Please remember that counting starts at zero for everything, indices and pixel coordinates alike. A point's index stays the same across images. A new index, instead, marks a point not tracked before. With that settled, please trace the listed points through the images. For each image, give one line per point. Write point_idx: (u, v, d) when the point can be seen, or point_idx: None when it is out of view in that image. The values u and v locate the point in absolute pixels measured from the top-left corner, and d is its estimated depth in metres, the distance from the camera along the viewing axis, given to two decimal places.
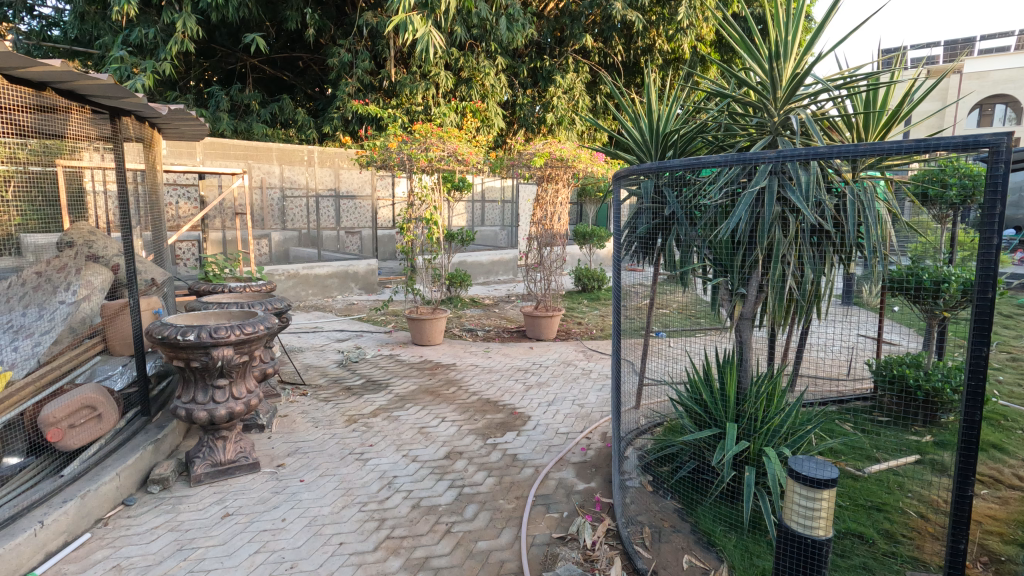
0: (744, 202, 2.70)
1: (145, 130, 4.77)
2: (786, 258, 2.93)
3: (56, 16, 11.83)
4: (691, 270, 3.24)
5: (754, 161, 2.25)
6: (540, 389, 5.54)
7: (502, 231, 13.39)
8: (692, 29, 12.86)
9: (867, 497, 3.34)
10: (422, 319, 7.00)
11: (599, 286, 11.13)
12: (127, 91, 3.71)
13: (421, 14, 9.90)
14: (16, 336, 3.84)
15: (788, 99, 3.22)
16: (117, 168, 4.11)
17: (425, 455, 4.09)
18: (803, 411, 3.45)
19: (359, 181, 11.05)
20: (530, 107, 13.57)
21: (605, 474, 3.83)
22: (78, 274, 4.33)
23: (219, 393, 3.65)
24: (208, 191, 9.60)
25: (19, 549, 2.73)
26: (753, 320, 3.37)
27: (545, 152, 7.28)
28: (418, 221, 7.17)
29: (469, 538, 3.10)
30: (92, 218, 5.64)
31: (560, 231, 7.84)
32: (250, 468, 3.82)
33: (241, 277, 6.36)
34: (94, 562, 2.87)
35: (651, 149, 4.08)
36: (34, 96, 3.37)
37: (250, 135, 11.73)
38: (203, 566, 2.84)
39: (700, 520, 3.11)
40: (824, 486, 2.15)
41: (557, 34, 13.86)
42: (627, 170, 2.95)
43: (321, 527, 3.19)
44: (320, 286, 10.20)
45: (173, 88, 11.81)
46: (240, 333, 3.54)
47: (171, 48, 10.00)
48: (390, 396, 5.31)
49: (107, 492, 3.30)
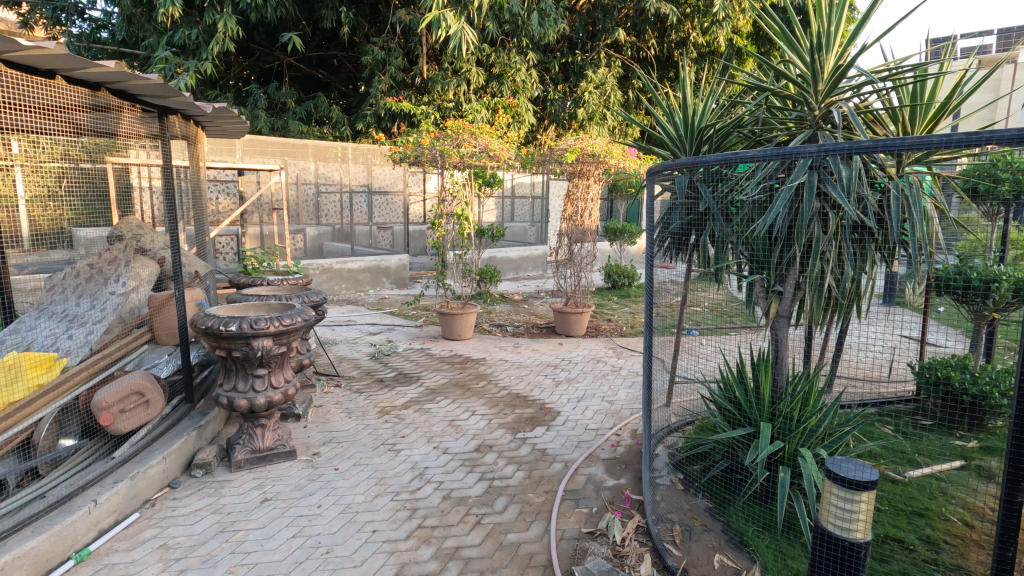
0: (783, 197, 2.64)
1: (189, 128, 4.95)
2: (825, 255, 2.89)
3: (104, 19, 12.33)
4: (725, 266, 3.23)
5: (794, 155, 2.23)
6: (570, 385, 5.55)
7: (532, 228, 13.38)
8: (729, 21, 12.58)
9: (909, 504, 3.22)
10: (452, 315, 7.05)
11: (629, 283, 11.02)
12: (174, 91, 3.84)
13: (454, 11, 10.01)
14: (71, 324, 4.05)
15: (830, 92, 3.13)
16: (164, 165, 4.28)
17: (455, 448, 4.15)
18: (841, 412, 3.38)
19: (392, 177, 11.20)
20: (561, 102, 13.47)
21: (636, 471, 3.81)
22: (127, 266, 4.54)
23: (259, 382, 3.77)
24: (247, 188, 9.91)
25: (74, 526, 2.88)
26: (790, 318, 3.28)
27: (576, 148, 7.25)
28: (449, 217, 7.21)
29: (499, 531, 3.14)
30: (138, 213, 5.87)
31: (591, 227, 7.78)
32: (288, 456, 3.94)
33: (278, 270, 6.53)
34: (143, 541, 3.02)
35: (686, 144, 4.02)
36: (90, 97, 3.55)
37: (286, 132, 12.01)
38: (244, 548, 2.95)
39: (732, 519, 3.08)
40: (863, 489, 2.11)
41: (589, 28, 13.74)
42: (662, 164, 2.95)
43: (356, 514, 3.27)
44: (353, 280, 10.41)
45: (213, 87, 12.18)
46: (279, 325, 3.65)
47: (213, 48, 10.31)
48: (422, 389, 5.40)
49: (154, 475, 3.45)
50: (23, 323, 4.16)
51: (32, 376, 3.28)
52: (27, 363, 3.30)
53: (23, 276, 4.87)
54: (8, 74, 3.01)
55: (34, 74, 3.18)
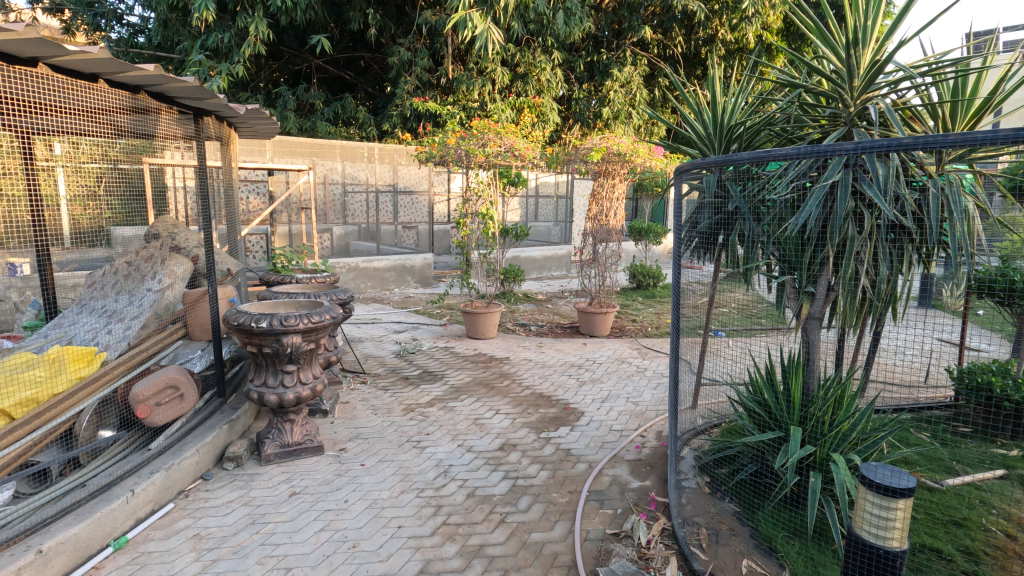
0: (816, 196, 2.58)
1: (222, 129, 5.07)
2: (860, 255, 2.79)
3: (141, 24, 12.74)
4: (755, 267, 3.11)
5: (829, 153, 2.19)
6: (594, 385, 5.52)
7: (556, 227, 13.37)
8: (758, 17, 12.39)
9: (946, 514, 3.11)
10: (476, 314, 7.09)
11: (654, 283, 10.91)
12: (209, 92, 3.94)
13: (480, 11, 10.05)
14: (110, 320, 4.19)
15: (866, 88, 3.05)
16: (199, 165, 4.39)
17: (479, 446, 4.17)
18: (875, 418, 3.28)
19: (417, 177, 11.31)
20: (586, 101, 13.40)
21: (661, 473, 3.78)
22: (163, 264, 4.66)
23: (288, 377, 3.85)
24: (276, 187, 10.12)
25: (113, 514, 2.99)
26: (821, 320, 3.23)
27: (602, 147, 7.20)
28: (474, 216, 7.25)
29: (524, 529, 3.14)
30: (172, 213, 6.03)
31: (616, 227, 7.71)
32: (315, 451, 4.01)
33: (306, 268, 6.66)
34: (177, 530, 3.11)
35: (714, 143, 3.95)
36: (130, 99, 3.67)
37: (314, 133, 12.23)
38: (273, 540, 3.02)
39: (760, 524, 3.02)
40: (899, 496, 2.08)
41: (615, 27, 13.64)
42: (689, 164, 2.94)
43: (381, 509, 3.31)
44: (378, 279, 10.54)
45: (245, 89, 12.45)
46: (308, 322, 3.72)
47: (244, 51, 10.56)
48: (446, 387, 5.44)
49: (187, 467, 3.56)
50: (65, 317, 4.35)
51: (74, 369, 3.43)
52: (69, 356, 3.46)
53: (65, 272, 5.06)
54: (54, 79, 3.13)
55: (78, 78, 3.30)
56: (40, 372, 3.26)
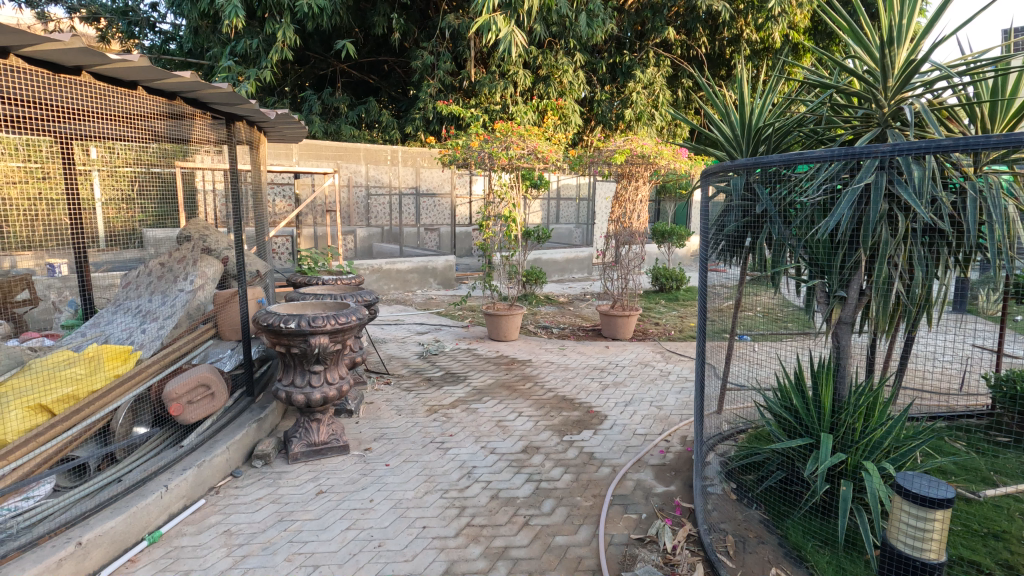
0: (847, 198, 2.53)
1: (252, 133, 5.18)
2: (893, 259, 2.72)
3: (173, 31, 13.10)
4: (783, 271, 3.03)
5: (865, 155, 2.17)
6: (617, 389, 5.49)
7: (578, 229, 13.35)
8: (784, 17, 12.21)
9: (983, 525, 3.02)
10: (498, 315, 7.11)
11: (677, 286, 10.81)
12: (241, 98, 4.04)
13: (504, 14, 10.06)
14: (145, 319, 4.32)
15: (901, 89, 2.98)
16: (230, 168, 4.49)
17: (502, 448, 4.18)
18: (908, 425, 3.20)
19: (439, 179, 11.38)
20: (608, 103, 13.35)
21: (686, 479, 3.74)
22: (195, 266, 4.74)
23: (315, 377, 3.91)
24: (302, 190, 10.30)
25: (148, 508, 3.07)
26: (853, 325, 3.15)
27: (626, 149, 7.15)
28: (497, 219, 7.28)
29: (547, 533, 3.14)
30: (202, 215, 6.18)
31: (639, 229, 7.64)
32: (341, 451, 4.07)
33: (332, 270, 6.76)
34: (209, 526, 3.18)
35: (742, 144, 3.86)
36: (166, 105, 3.77)
37: (339, 136, 12.45)
38: (301, 538, 3.06)
39: (789, 533, 2.96)
40: (938, 507, 2.22)
41: (637, 28, 13.57)
42: (717, 165, 2.90)
43: (406, 510, 3.34)
44: (401, 281, 10.66)
45: (272, 94, 12.72)
46: (335, 323, 3.78)
47: (272, 57, 10.79)
48: (469, 389, 5.46)
49: (218, 464, 3.64)
50: (101, 318, 4.52)
51: (110, 366, 3.52)
52: (106, 354, 3.54)
53: (101, 273, 5.22)
54: (96, 86, 3.24)
55: (117, 84, 3.39)
56: (79, 370, 3.37)
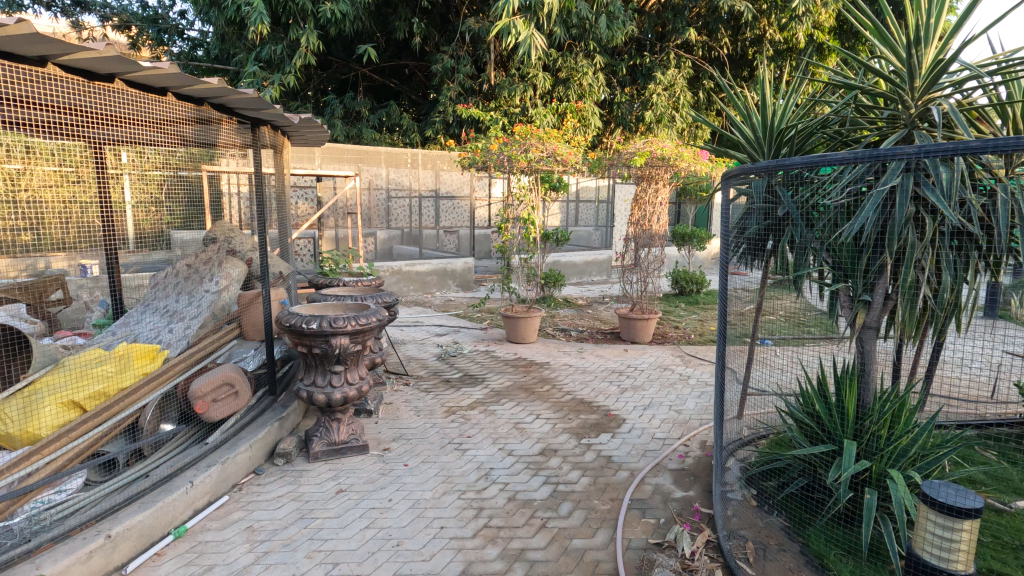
0: (872, 202, 2.48)
1: (276, 137, 5.28)
2: (920, 263, 2.67)
3: (200, 38, 13.42)
4: (805, 274, 2.96)
5: (891, 156, 2.14)
6: (636, 392, 5.45)
7: (597, 232, 13.32)
8: (809, 17, 12.03)
9: (1015, 538, 2.92)
10: (516, 318, 7.12)
11: (698, 289, 10.70)
12: (266, 103, 4.13)
13: (524, 18, 10.07)
14: (172, 319, 4.44)
15: (928, 89, 2.92)
16: (254, 171, 4.58)
17: (520, 450, 4.19)
18: (935, 432, 3.12)
19: (459, 182, 11.42)
20: (628, 105, 13.29)
21: (705, 484, 3.70)
22: (220, 266, 4.83)
23: (336, 378, 3.96)
24: (324, 193, 10.48)
25: (174, 504, 3.15)
26: (878, 330, 3.08)
27: (646, 151, 7.08)
28: (516, 221, 7.32)
29: (565, 535, 3.13)
30: (228, 217, 6.31)
31: (658, 232, 7.58)
32: (360, 450, 4.12)
33: (353, 272, 6.84)
34: (232, 521, 3.25)
35: (764, 147, 3.78)
36: (194, 111, 3.87)
37: (360, 140, 12.63)
38: (321, 535, 3.11)
39: (811, 541, 2.89)
40: (966, 517, 2.24)
41: (658, 29, 13.50)
42: (737, 168, 2.87)
43: (424, 510, 3.37)
44: (420, 283, 10.75)
45: (295, 98, 12.96)
46: (356, 324, 3.83)
47: (296, 62, 10.98)
48: (487, 391, 5.49)
49: (241, 461, 3.72)
50: (131, 317, 4.65)
51: (139, 365, 3.62)
52: (135, 352, 3.65)
53: (130, 273, 5.38)
54: (128, 93, 3.35)
55: (148, 91, 3.50)
56: (110, 367, 3.47)
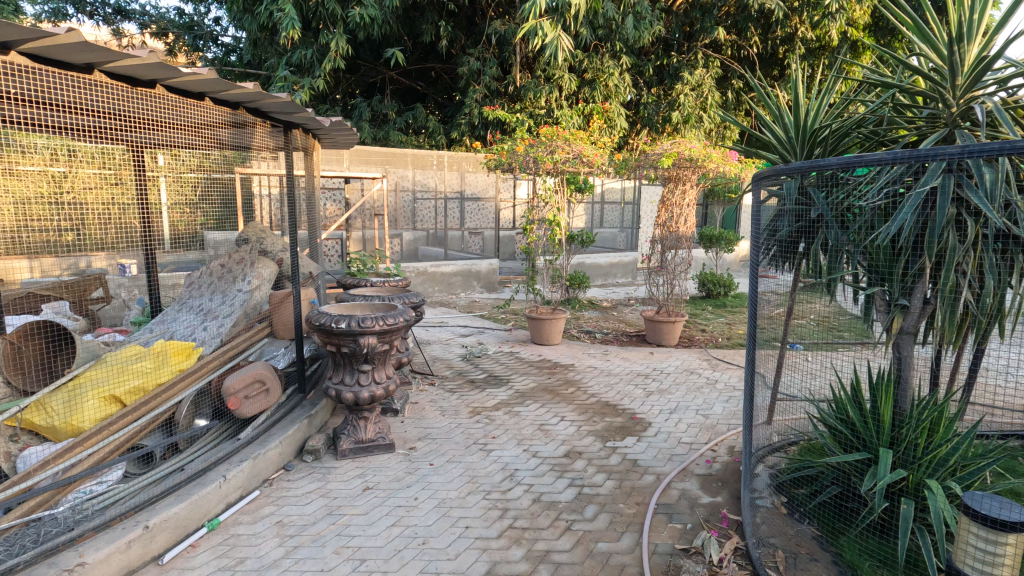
0: (909, 204, 2.42)
1: (306, 140, 5.37)
2: (961, 266, 2.59)
3: (234, 43, 13.79)
4: (840, 277, 2.85)
5: (932, 158, 2.10)
6: (661, 396, 5.39)
7: (622, 233, 13.24)
8: (842, 13, 11.69)
9: None
10: (541, 319, 7.12)
11: (725, 292, 10.52)
12: (299, 107, 4.21)
13: (551, 19, 10.06)
14: (206, 318, 4.57)
15: (971, 87, 2.83)
16: (287, 173, 4.67)
17: (545, 452, 4.19)
18: (977, 442, 3.01)
19: (484, 183, 11.47)
20: (654, 106, 13.16)
21: (733, 490, 3.64)
22: (252, 266, 4.94)
23: (363, 376, 4.01)
24: (352, 194, 10.65)
25: (208, 497, 3.24)
26: (916, 335, 3.01)
27: (673, 152, 7.02)
28: (541, 222, 7.34)
29: (590, 538, 3.12)
30: (260, 218, 6.47)
31: (686, 234, 7.54)
32: (387, 448, 4.17)
33: (380, 272, 6.93)
34: (263, 516, 3.32)
35: (797, 147, 3.71)
36: (230, 115, 3.97)
37: (387, 142, 12.81)
38: (349, 532, 3.16)
39: (844, 551, 2.82)
40: (1008, 529, 2.21)
41: (685, 29, 13.35)
42: (769, 169, 2.84)
43: (449, 509, 3.39)
44: (445, 284, 10.84)
45: (324, 102, 13.20)
46: (383, 324, 3.88)
47: (325, 66, 11.18)
48: (512, 392, 5.50)
49: (272, 457, 3.80)
50: (167, 315, 4.80)
51: (175, 361, 3.76)
52: (171, 350, 3.80)
53: (166, 273, 5.56)
54: (168, 99, 3.45)
55: (186, 96, 3.60)
56: (148, 364, 3.63)
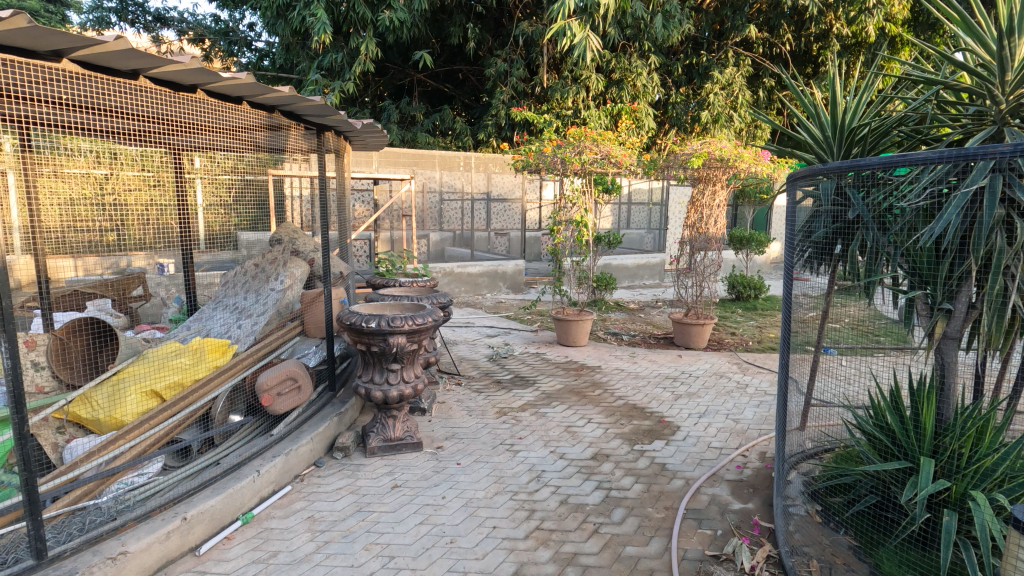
0: (954, 205, 2.34)
1: (338, 142, 5.46)
2: (1010, 270, 2.43)
3: (267, 48, 14.12)
4: (878, 279, 2.77)
5: (980, 156, 2.07)
6: (690, 399, 5.32)
7: (649, 235, 13.11)
8: (881, 9, 11.31)
9: None
10: (568, 320, 7.10)
11: (756, 295, 10.32)
12: (331, 109, 4.28)
13: (579, 20, 9.97)
14: (240, 316, 4.69)
15: (1020, 83, 2.70)
16: (319, 174, 4.77)
17: (572, 454, 4.17)
18: None
19: (510, 184, 11.48)
20: (683, 105, 13.00)
21: (766, 497, 3.58)
22: (285, 266, 5.08)
23: (393, 375, 4.06)
24: (381, 195, 10.79)
25: (243, 490, 3.31)
26: (960, 340, 2.80)
27: (703, 152, 6.92)
28: (568, 224, 7.32)
29: (618, 542, 3.10)
30: (291, 219, 6.60)
31: (715, 235, 7.43)
32: (415, 447, 4.20)
33: (408, 273, 6.99)
34: (295, 511, 3.39)
35: (833, 147, 3.60)
36: (265, 117, 4.10)
37: (414, 143, 12.96)
38: (378, 529, 3.20)
39: (881, 562, 2.71)
40: None
41: (715, 27, 13.16)
42: (804, 169, 2.87)
43: (476, 509, 3.41)
44: (472, 284, 10.91)
45: (354, 104, 13.42)
46: (413, 324, 3.92)
47: (355, 69, 11.39)
48: (538, 393, 5.50)
49: (304, 453, 3.88)
50: (204, 312, 4.95)
51: (212, 357, 3.85)
52: (208, 346, 3.89)
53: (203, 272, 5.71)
54: (207, 102, 3.57)
55: (225, 100, 3.73)
56: (185, 360, 3.75)
